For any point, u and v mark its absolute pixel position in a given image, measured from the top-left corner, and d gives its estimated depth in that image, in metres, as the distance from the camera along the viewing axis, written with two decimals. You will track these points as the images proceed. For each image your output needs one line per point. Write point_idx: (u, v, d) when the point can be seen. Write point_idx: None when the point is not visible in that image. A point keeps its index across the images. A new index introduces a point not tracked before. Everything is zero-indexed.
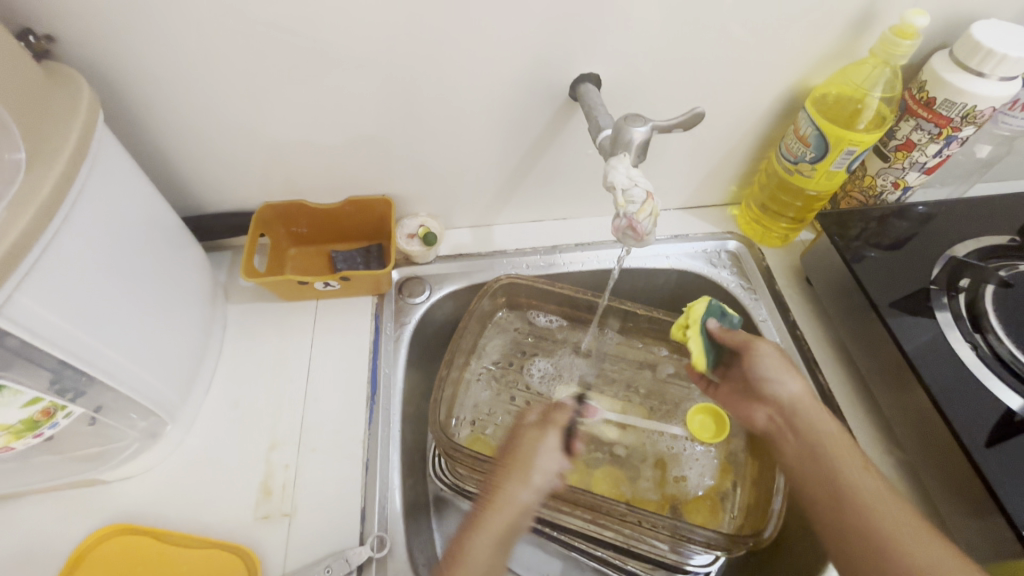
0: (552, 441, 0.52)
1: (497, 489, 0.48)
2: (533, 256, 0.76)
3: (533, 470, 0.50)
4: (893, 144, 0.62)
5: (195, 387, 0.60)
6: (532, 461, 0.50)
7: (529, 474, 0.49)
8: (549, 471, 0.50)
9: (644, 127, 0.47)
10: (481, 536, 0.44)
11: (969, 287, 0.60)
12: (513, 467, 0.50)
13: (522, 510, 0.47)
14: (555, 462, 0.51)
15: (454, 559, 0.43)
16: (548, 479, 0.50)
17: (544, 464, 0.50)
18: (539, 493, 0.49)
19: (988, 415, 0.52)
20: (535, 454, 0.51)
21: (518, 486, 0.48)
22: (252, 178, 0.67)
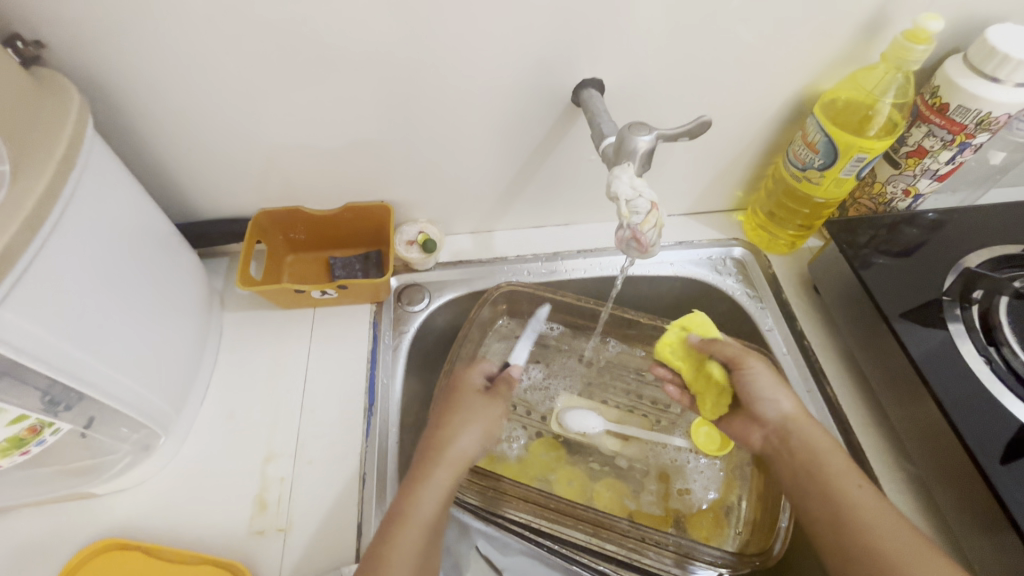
0: (496, 406, 0.58)
1: (442, 443, 0.53)
2: (535, 263, 0.75)
3: (477, 428, 0.56)
4: (904, 151, 0.60)
5: (189, 397, 0.59)
6: (473, 416, 0.56)
7: (475, 430, 0.55)
8: (490, 429, 0.57)
9: (648, 136, 0.45)
10: (430, 487, 0.50)
11: (982, 298, 0.58)
12: (457, 427, 0.55)
13: (461, 462, 0.53)
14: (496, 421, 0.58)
15: (405, 507, 0.48)
16: (491, 434, 0.57)
17: (490, 421, 0.57)
18: (481, 444, 0.56)
19: (1003, 432, 0.50)
20: (478, 416, 0.56)
21: (464, 441, 0.54)
22: (249, 184, 0.66)
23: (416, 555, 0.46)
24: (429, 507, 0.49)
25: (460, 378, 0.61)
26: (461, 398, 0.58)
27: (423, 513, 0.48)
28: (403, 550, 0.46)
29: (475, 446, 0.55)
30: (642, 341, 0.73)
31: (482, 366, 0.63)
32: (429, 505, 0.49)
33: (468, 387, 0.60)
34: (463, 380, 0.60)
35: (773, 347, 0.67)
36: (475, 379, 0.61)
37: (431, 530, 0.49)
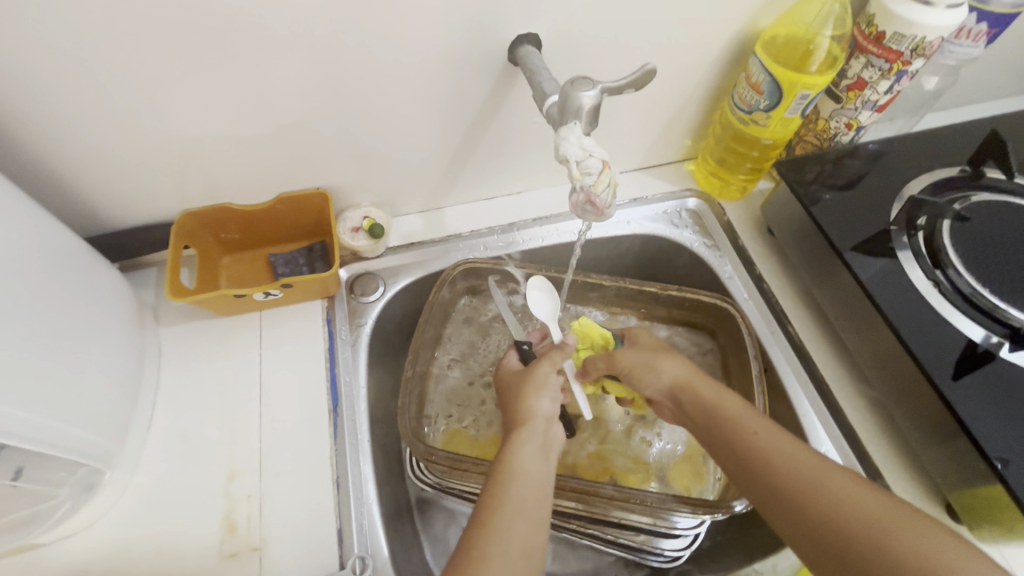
0: (549, 363, 0.56)
1: (517, 410, 0.52)
2: (491, 237, 0.72)
3: (538, 388, 0.54)
4: (844, 84, 0.60)
5: (133, 425, 0.54)
6: (535, 379, 0.54)
7: (541, 390, 0.53)
8: (556, 386, 0.55)
9: (593, 91, 0.42)
10: (523, 451, 0.49)
11: (926, 224, 0.59)
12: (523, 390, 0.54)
13: (541, 420, 0.51)
14: (556, 376, 0.55)
15: (501, 471, 0.47)
16: (558, 390, 0.55)
17: (551, 379, 0.55)
18: (555, 402, 0.54)
19: (954, 350, 0.52)
20: (537, 378, 0.54)
21: (533, 403, 0.52)
22: (165, 185, 0.59)
23: (533, 504, 0.45)
24: (528, 465, 0.48)
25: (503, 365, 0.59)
26: (513, 374, 0.56)
27: (524, 472, 0.47)
28: (514, 507, 0.44)
29: (548, 404, 0.53)
30: (607, 303, 0.72)
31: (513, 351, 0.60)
32: (530, 464, 0.48)
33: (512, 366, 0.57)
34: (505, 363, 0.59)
35: (735, 293, 0.68)
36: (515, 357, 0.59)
37: (541, 485, 0.47)
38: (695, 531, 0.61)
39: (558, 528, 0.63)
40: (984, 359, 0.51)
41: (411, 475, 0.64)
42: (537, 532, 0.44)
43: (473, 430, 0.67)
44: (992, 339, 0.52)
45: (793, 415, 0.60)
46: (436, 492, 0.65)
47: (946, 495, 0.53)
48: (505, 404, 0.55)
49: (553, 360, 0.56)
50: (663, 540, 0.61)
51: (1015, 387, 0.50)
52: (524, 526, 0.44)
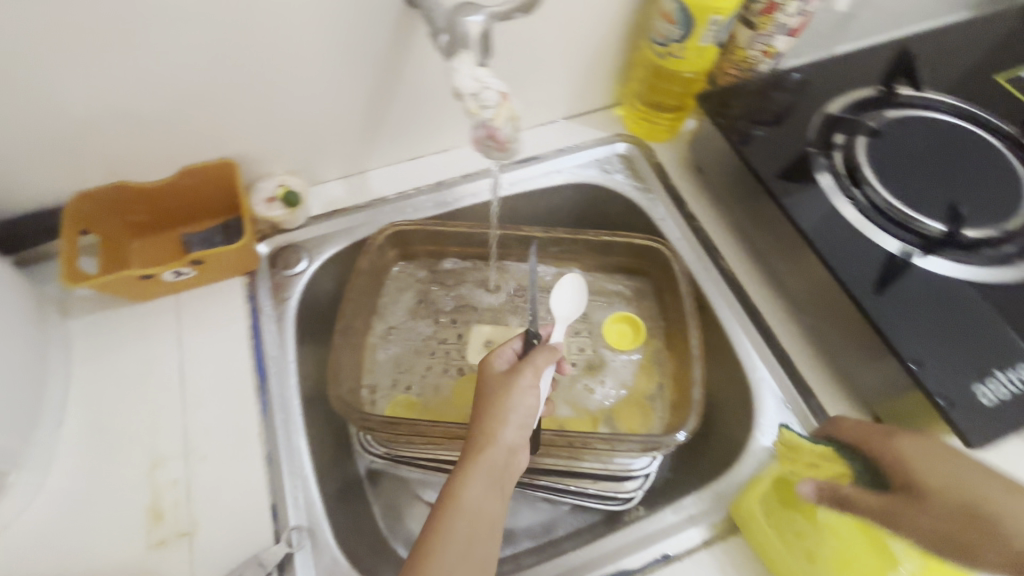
0: (527, 380, 0.50)
1: (480, 431, 0.47)
2: (419, 198, 0.69)
3: (506, 410, 0.48)
4: (757, 9, 0.59)
5: (41, 422, 0.51)
6: (509, 399, 0.48)
7: (510, 413, 0.48)
8: (530, 411, 0.49)
9: (479, 16, 0.40)
10: (471, 482, 0.44)
11: (843, 144, 0.59)
12: (493, 411, 0.48)
13: (502, 447, 0.47)
14: (533, 397, 0.49)
15: (445, 504, 0.44)
16: (531, 413, 0.49)
17: (526, 402, 0.49)
18: (525, 427, 0.48)
19: (870, 262, 0.53)
20: (509, 398, 0.48)
21: (497, 427, 0.47)
22: (49, 163, 0.55)
23: (469, 545, 0.42)
24: (472, 502, 0.44)
25: (483, 365, 0.53)
26: (487, 382, 0.51)
27: (468, 509, 0.43)
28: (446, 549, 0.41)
29: (515, 432, 0.47)
30: (545, 256, 0.71)
31: (507, 346, 0.55)
32: (475, 500, 0.44)
33: (492, 370, 0.52)
34: (487, 365, 0.53)
35: (668, 234, 0.67)
36: (500, 362, 0.53)
37: (482, 523, 0.43)
38: (646, 471, 0.61)
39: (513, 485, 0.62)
40: (899, 269, 0.52)
41: (361, 449, 0.63)
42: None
43: (416, 395, 0.66)
44: (907, 249, 0.53)
45: (729, 346, 0.60)
46: (387, 464, 0.63)
47: (874, 407, 0.54)
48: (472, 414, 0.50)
49: (534, 376, 0.50)
50: (617, 483, 0.61)
51: (929, 292, 0.51)
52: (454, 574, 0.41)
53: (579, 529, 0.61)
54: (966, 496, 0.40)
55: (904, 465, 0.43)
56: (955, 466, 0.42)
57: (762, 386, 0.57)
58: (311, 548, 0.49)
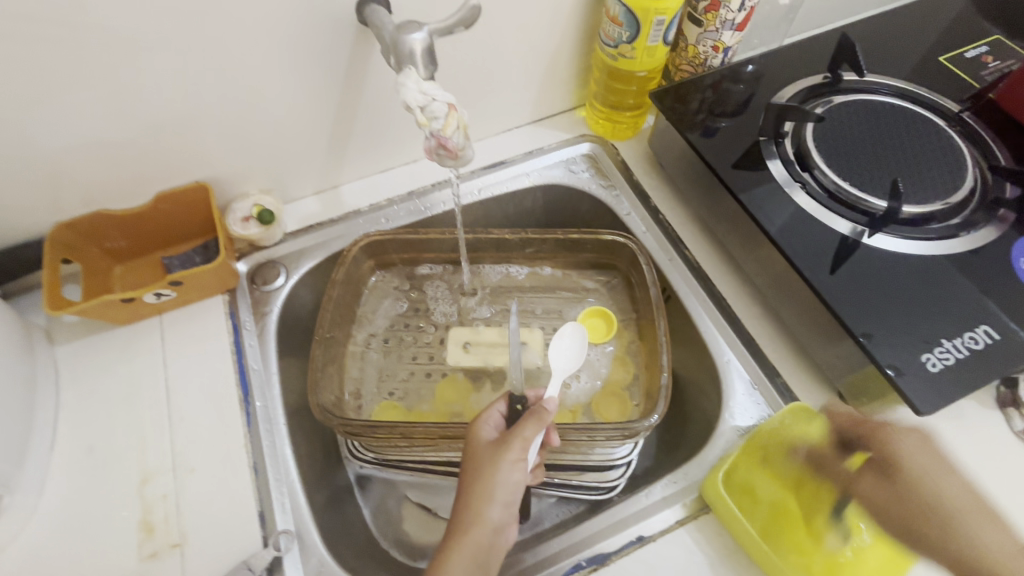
0: (512, 454, 0.49)
1: (464, 511, 0.47)
2: (392, 209, 0.71)
3: (490, 488, 0.47)
4: (701, 7, 0.62)
5: (32, 445, 0.53)
6: (492, 478, 0.48)
7: (494, 492, 0.47)
8: (515, 488, 0.48)
9: (421, 33, 0.41)
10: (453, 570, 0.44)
11: (792, 131, 0.61)
12: (476, 493, 0.47)
13: (487, 527, 0.46)
14: (517, 475, 0.48)
15: None
16: (515, 491, 0.48)
17: (510, 479, 0.48)
18: (512, 505, 0.48)
19: (822, 243, 0.55)
20: (493, 476, 0.48)
21: (482, 508, 0.47)
22: (28, 197, 0.57)
23: None
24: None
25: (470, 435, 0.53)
26: (473, 456, 0.50)
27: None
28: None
29: (500, 511, 0.47)
30: (518, 256, 0.74)
31: (495, 411, 0.54)
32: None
33: (481, 441, 0.51)
34: (473, 436, 0.52)
35: (634, 228, 0.69)
36: (485, 431, 0.52)
37: None
38: (627, 459, 0.63)
39: None
40: (849, 249, 0.55)
41: (350, 455, 0.65)
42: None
43: (400, 400, 0.68)
44: (856, 229, 0.55)
45: (697, 332, 0.62)
46: (376, 467, 0.65)
47: (835, 383, 0.56)
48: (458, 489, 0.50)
49: (520, 450, 0.49)
50: (599, 473, 0.63)
51: (879, 269, 0.53)
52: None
53: (564, 519, 0.63)
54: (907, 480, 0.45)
55: (893, 487, 0.45)
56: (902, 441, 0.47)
57: (730, 368, 0.59)
58: (299, 551, 0.51)
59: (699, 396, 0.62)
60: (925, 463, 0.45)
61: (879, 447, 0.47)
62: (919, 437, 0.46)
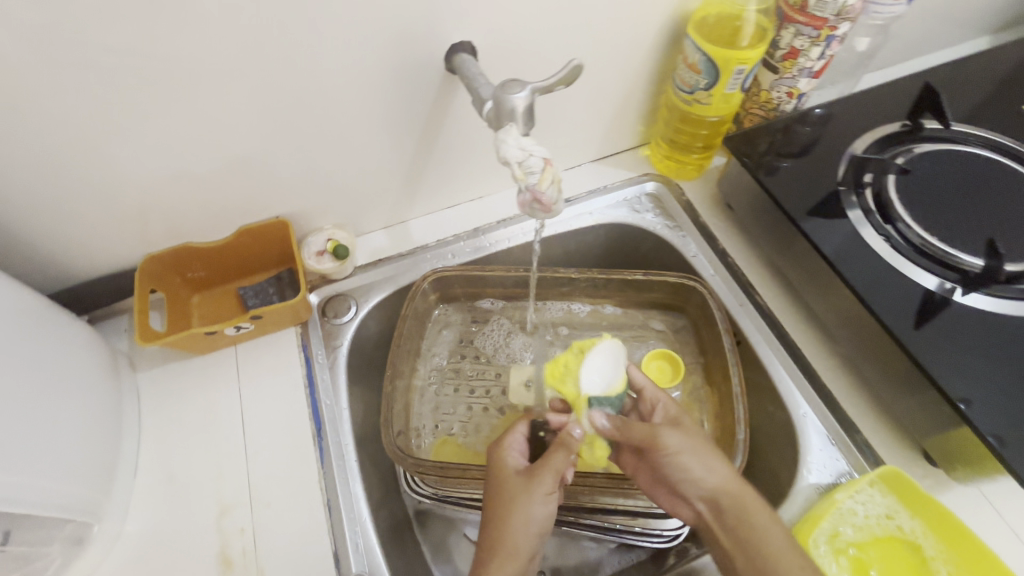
0: (545, 485, 0.50)
1: (498, 541, 0.48)
2: (458, 245, 0.72)
3: (524, 520, 0.49)
4: (779, 55, 0.62)
5: (118, 472, 0.55)
6: (524, 511, 0.49)
7: (527, 524, 0.49)
8: (543, 519, 0.50)
9: (523, 92, 0.43)
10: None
11: (873, 181, 0.61)
12: (508, 523, 0.49)
13: (521, 556, 0.48)
14: (547, 506, 0.50)
15: None
16: (545, 522, 0.50)
17: (538, 511, 0.49)
18: (542, 534, 0.50)
19: (910, 299, 0.54)
20: (527, 508, 0.49)
21: (516, 539, 0.48)
22: (123, 232, 0.59)
23: None
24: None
25: (497, 462, 0.53)
26: (502, 485, 0.51)
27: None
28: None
29: (531, 542, 0.49)
30: (580, 294, 0.74)
31: (518, 433, 0.56)
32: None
33: (507, 469, 0.52)
34: (500, 463, 0.53)
35: (701, 270, 0.69)
36: (513, 459, 0.53)
37: None
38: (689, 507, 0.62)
39: (558, 523, 0.63)
40: (938, 306, 0.53)
41: (408, 489, 0.65)
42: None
43: (461, 436, 0.68)
44: (946, 285, 0.54)
45: (769, 381, 0.61)
46: (434, 503, 0.65)
47: (920, 443, 0.54)
48: (483, 517, 0.51)
49: (551, 481, 0.51)
50: (661, 520, 0.62)
51: (970, 329, 0.52)
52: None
53: (626, 567, 0.62)
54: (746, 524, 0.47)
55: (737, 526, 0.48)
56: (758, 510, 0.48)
57: (805, 423, 0.57)
58: None
59: (770, 446, 0.61)
60: (696, 462, 0.51)
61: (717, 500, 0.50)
62: (682, 438, 0.52)
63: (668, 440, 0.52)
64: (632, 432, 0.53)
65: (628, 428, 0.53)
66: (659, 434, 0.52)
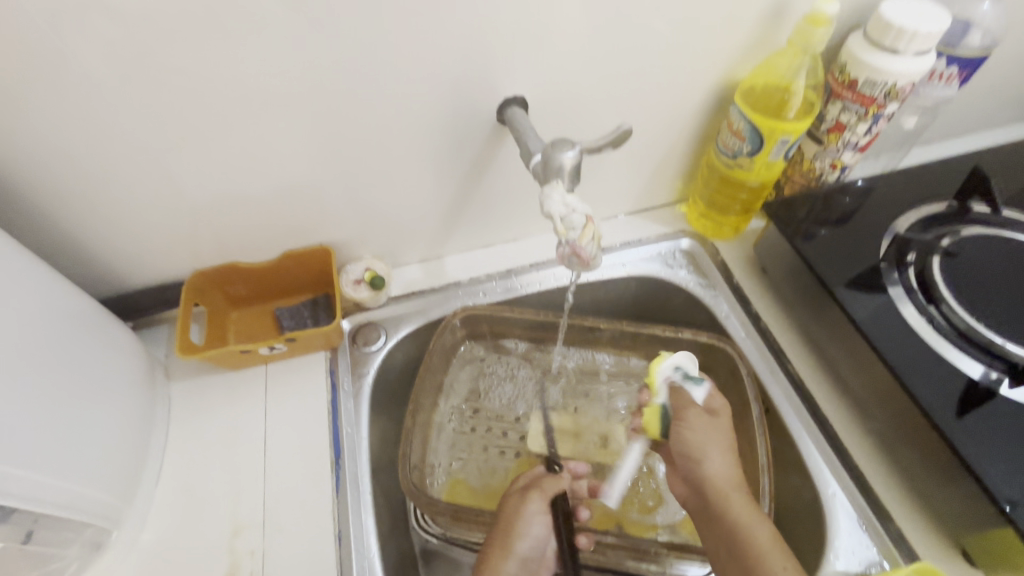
0: (539, 506, 0.55)
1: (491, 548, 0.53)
2: (490, 284, 0.74)
3: (520, 527, 0.54)
4: (824, 127, 0.62)
5: (141, 481, 0.56)
6: (523, 518, 0.54)
7: (523, 529, 0.54)
8: (541, 529, 0.54)
9: (572, 152, 0.45)
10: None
11: (916, 260, 0.60)
12: (505, 527, 0.54)
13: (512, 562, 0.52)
14: (546, 518, 0.55)
15: None
16: (542, 533, 0.55)
17: (536, 521, 0.54)
18: (538, 541, 0.54)
19: (954, 387, 0.52)
20: (518, 524, 0.54)
21: (512, 545, 0.53)
22: (176, 249, 0.62)
23: None
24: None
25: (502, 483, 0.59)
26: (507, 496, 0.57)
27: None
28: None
29: (527, 549, 0.53)
30: (607, 344, 0.73)
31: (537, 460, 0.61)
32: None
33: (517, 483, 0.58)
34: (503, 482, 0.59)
35: (732, 332, 0.68)
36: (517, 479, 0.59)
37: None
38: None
39: None
40: (983, 397, 0.51)
41: (418, 526, 0.64)
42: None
43: (475, 477, 0.67)
44: (992, 375, 0.52)
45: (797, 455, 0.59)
46: (442, 543, 0.63)
47: (957, 537, 0.52)
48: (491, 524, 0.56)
49: (543, 502, 0.56)
50: None
51: (1016, 423, 0.50)
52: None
53: None
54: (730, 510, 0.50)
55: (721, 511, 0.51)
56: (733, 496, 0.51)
57: (835, 504, 0.55)
58: None
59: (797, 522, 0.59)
60: (705, 447, 0.53)
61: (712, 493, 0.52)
62: (705, 422, 0.55)
63: (691, 417, 0.54)
64: (676, 399, 0.56)
65: (680, 395, 0.56)
66: (686, 411, 0.55)
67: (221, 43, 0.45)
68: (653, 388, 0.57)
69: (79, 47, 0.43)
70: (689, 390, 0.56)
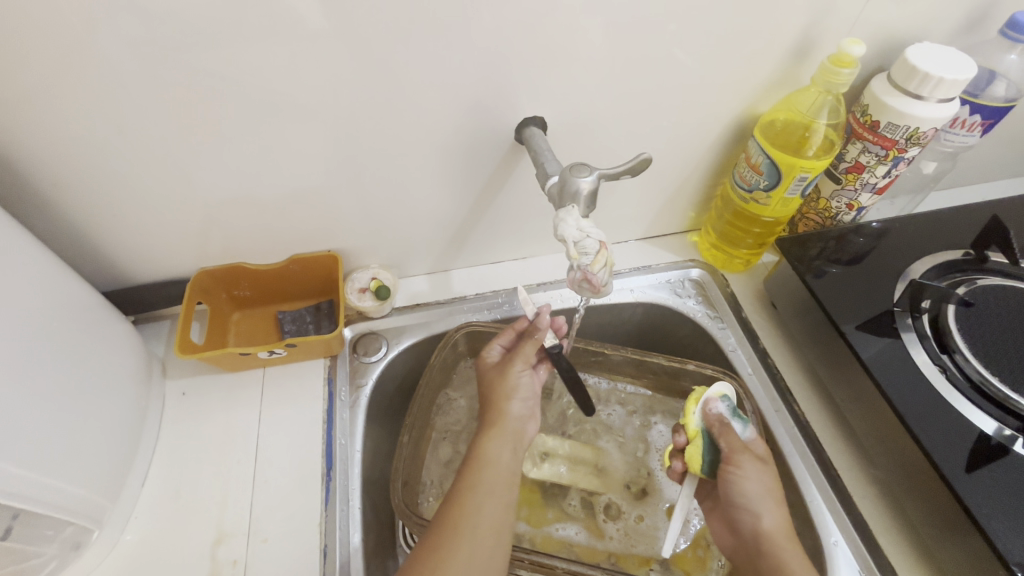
0: (519, 364, 0.59)
1: (494, 412, 0.57)
2: (495, 301, 0.73)
3: (510, 391, 0.58)
4: (843, 167, 0.62)
5: (129, 480, 0.55)
6: (509, 379, 0.58)
7: (513, 388, 0.58)
8: (527, 387, 0.60)
9: (590, 177, 0.45)
10: (492, 443, 0.54)
11: (931, 306, 0.59)
12: (499, 394, 0.58)
13: (509, 425, 0.57)
14: (525, 377, 0.60)
15: (476, 469, 0.52)
16: (527, 388, 0.60)
17: (522, 379, 0.59)
18: (525, 398, 0.60)
19: (966, 441, 0.50)
20: (508, 381, 0.58)
21: (507, 404, 0.57)
22: (185, 248, 0.62)
23: (495, 505, 0.51)
24: (497, 458, 0.54)
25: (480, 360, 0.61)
26: (487, 374, 0.60)
27: (493, 462, 0.53)
28: (482, 489, 0.51)
29: (519, 405, 0.58)
30: (611, 369, 0.72)
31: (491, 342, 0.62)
32: (498, 454, 0.54)
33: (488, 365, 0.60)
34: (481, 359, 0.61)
35: (739, 367, 0.67)
36: (491, 355, 0.61)
37: (506, 472, 0.54)
38: None
39: None
40: (996, 453, 0.50)
41: (405, 546, 0.63)
42: (497, 518, 0.50)
43: None
44: (1005, 431, 0.51)
45: (800, 499, 0.57)
46: None
47: None
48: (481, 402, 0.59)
49: (524, 361, 0.59)
50: None
51: None
52: (488, 522, 0.49)
53: None
54: (777, 560, 0.49)
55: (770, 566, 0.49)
56: (788, 550, 0.49)
57: (836, 553, 0.53)
58: None
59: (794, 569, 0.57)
60: (757, 497, 0.52)
61: (765, 546, 0.50)
62: (757, 469, 0.53)
63: (744, 463, 0.53)
64: (724, 439, 0.55)
65: (726, 434, 0.55)
66: (739, 457, 0.53)
67: (246, 50, 0.45)
68: (690, 422, 0.58)
69: (104, 47, 0.43)
70: (735, 427, 0.56)
